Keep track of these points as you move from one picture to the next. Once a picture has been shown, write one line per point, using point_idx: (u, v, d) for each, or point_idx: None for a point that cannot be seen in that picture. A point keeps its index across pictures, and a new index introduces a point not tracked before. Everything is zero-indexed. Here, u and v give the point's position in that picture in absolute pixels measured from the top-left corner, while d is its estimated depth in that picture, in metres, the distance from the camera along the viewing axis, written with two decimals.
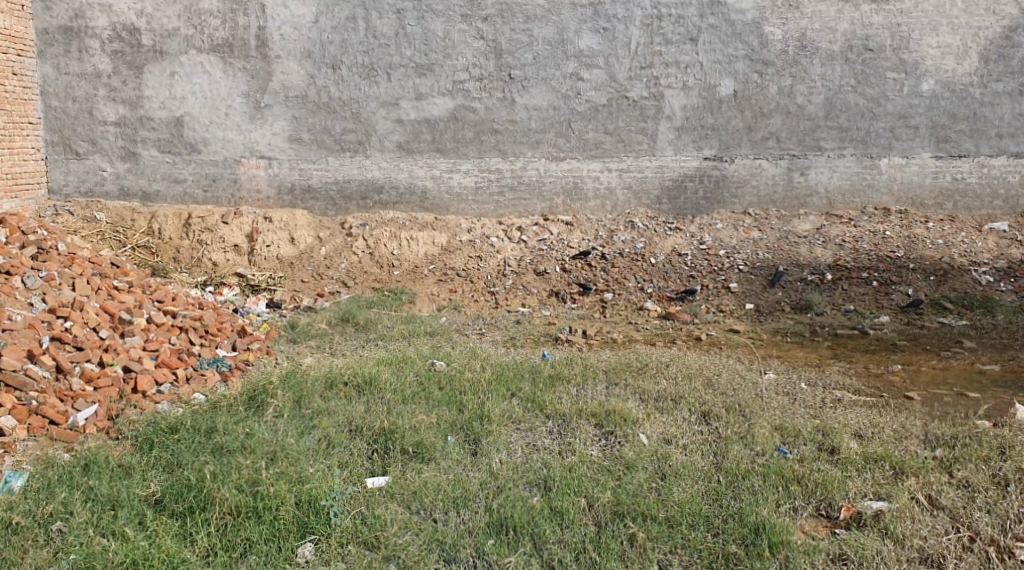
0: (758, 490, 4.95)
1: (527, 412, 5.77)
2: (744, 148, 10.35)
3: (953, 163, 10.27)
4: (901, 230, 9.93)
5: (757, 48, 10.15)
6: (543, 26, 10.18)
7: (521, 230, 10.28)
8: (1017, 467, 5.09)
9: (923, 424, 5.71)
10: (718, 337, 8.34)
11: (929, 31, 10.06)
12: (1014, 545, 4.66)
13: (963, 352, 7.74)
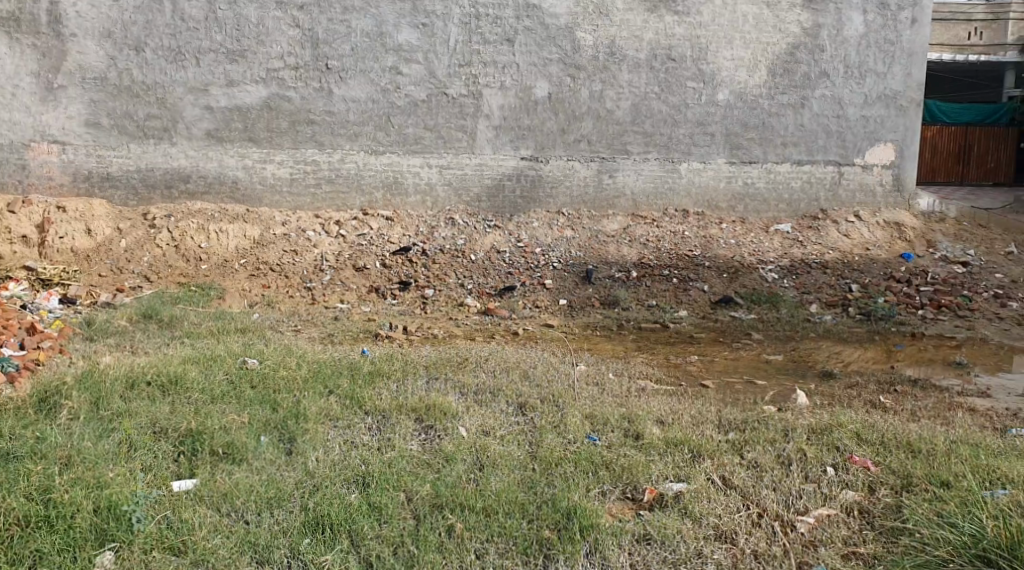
0: (569, 477, 4.90)
1: (345, 409, 5.66)
2: (558, 149, 10.57)
3: (744, 168, 10.88)
4: (699, 230, 10.48)
5: (570, 52, 10.40)
6: (360, 18, 10.07)
7: (340, 225, 10.10)
8: (799, 449, 5.16)
9: (718, 410, 5.95)
10: (533, 332, 8.49)
11: (725, 44, 10.64)
12: (797, 519, 4.61)
13: (753, 343, 8.22)
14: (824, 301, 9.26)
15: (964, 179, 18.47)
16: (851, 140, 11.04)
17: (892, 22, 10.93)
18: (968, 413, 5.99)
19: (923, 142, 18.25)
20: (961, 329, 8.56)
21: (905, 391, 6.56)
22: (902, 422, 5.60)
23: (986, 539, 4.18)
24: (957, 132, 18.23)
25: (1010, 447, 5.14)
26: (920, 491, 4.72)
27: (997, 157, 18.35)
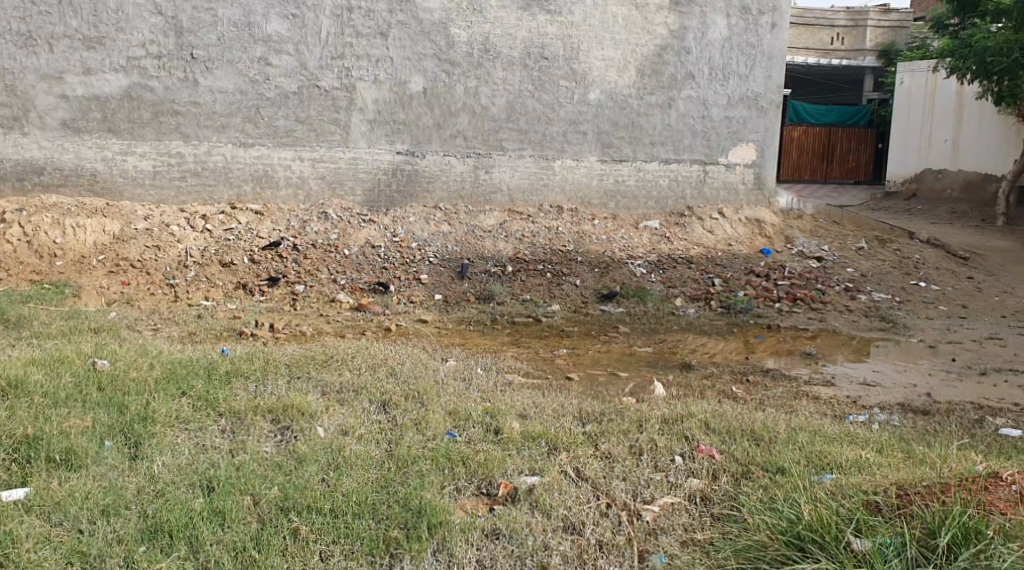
0: (424, 474, 4.91)
1: (198, 412, 5.53)
2: (434, 145, 10.54)
3: (615, 166, 11.08)
4: (572, 227, 10.62)
5: (444, 48, 10.39)
6: (227, 7, 9.81)
7: (206, 219, 9.83)
8: (650, 439, 5.33)
9: (580, 403, 6.06)
10: (407, 328, 8.46)
11: (595, 44, 10.83)
12: (643, 508, 4.73)
13: (620, 336, 8.39)
14: (688, 295, 9.53)
15: (827, 177, 19.35)
16: (715, 139, 11.40)
17: (754, 26, 11.36)
18: (813, 401, 6.29)
19: (790, 142, 19.02)
20: (813, 321, 8.96)
21: (757, 381, 6.84)
22: (751, 411, 5.83)
23: (801, 523, 4.24)
24: (821, 133, 19.07)
25: (845, 433, 5.42)
26: (757, 477, 4.90)
27: (857, 157, 19.34)
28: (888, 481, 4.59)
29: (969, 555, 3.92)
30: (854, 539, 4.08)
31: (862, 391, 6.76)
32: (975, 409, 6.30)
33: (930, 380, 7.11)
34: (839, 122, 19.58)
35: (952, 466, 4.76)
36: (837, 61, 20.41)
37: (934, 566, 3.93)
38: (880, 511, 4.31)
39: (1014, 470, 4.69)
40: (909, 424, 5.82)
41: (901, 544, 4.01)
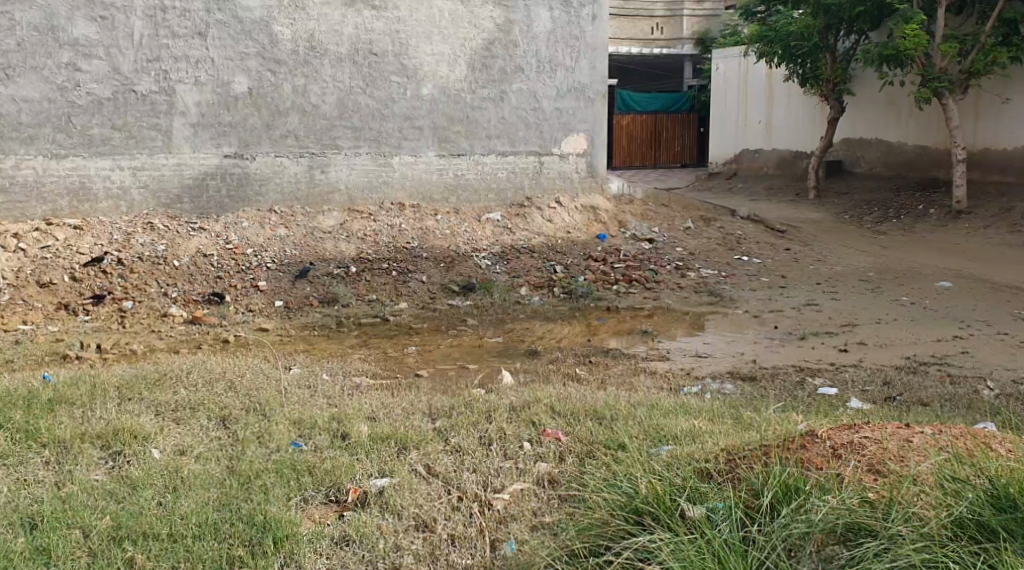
0: (269, 488, 4.75)
1: (17, 445, 5.16)
2: (264, 146, 10.21)
3: (453, 160, 11.06)
4: (415, 223, 10.52)
5: (268, 46, 10.10)
6: (26, 10, 9.21)
7: (19, 237, 9.08)
8: (498, 429, 5.35)
9: (429, 400, 6.01)
10: (247, 338, 8.17)
11: (424, 39, 10.77)
12: (493, 498, 4.72)
13: (468, 329, 8.38)
14: (532, 284, 9.61)
15: (657, 162, 20.00)
16: (547, 130, 11.55)
17: (576, 19, 11.59)
18: (651, 377, 6.48)
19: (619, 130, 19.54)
20: (649, 300, 9.22)
21: (600, 362, 6.98)
22: (595, 391, 5.95)
23: (638, 497, 4.23)
24: (648, 120, 19.69)
25: (679, 404, 5.60)
26: (601, 455, 4.96)
27: (682, 142, 20.12)
28: (717, 449, 4.74)
29: (790, 511, 3.95)
30: (687, 508, 4.11)
31: (695, 363, 7.01)
32: (797, 371, 6.65)
33: (757, 348, 7.44)
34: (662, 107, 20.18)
35: (777, 428, 4.96)
36: (658, 50, 21.10)
37: (759, 525, 3.96)
38: (710, 475, 4.41)
39: (832, 425, 4.94)
40: (742, 392, 6.06)
41: (729, 507, 4.05)
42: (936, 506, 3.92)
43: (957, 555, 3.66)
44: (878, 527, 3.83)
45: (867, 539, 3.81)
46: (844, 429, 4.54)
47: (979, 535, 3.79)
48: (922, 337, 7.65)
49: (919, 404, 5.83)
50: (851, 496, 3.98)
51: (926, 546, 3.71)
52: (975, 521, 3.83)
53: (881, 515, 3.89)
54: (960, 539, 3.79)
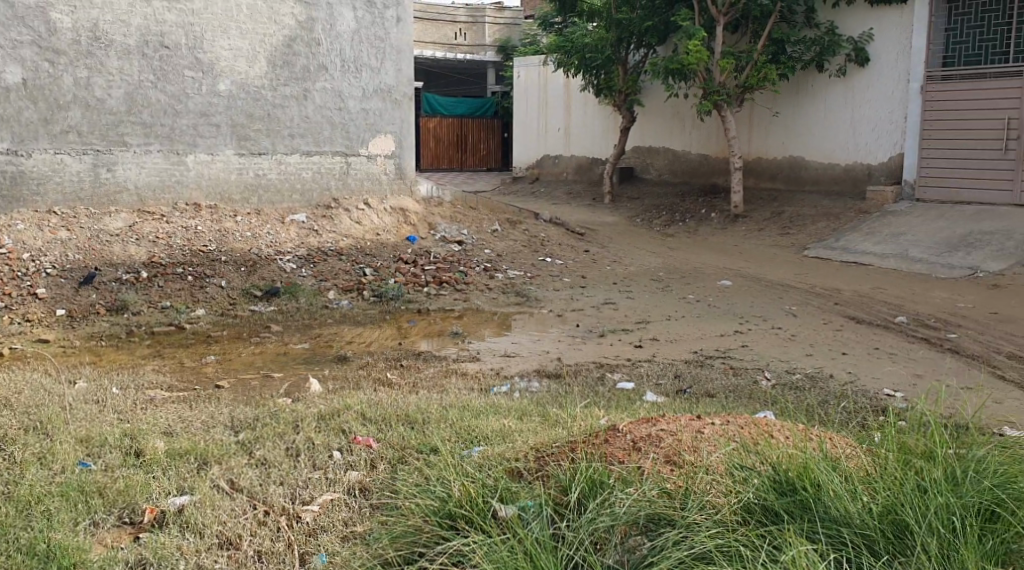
0: (52, 513, 4.34)
1: None
2: (41, 142, 9.42)
3: (253, 160, 10.63)
4: (212, 225, 10.02)
5: (45, 35, 9.34)
6: None
7: None
8: (306, 439, 5.14)
9: (231, 411, 5.70)
10: (25, 351, 7.51)
11: (220, 34, 10.30)
12: (302, 510, 4.49)
13: (272, 335, 8.04)
14: (340, 287, 9.37)
15: (463, 166, 20.21)
16: (353, 131, 11.31)
17: (379, 20, 11.43)
18: (461, 378, 6.43)
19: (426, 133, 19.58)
20: (458, 301, 9.19)
21: (410, 364, 6.87)
22: (405, 395, 5.84)
23: (451, 501, 4.11)
24: (453, 124, 19.88)
25: (489, 405, 5.57)
26: (412, 460, 4.83)
27: (487, 145, 20.48)
28: (527, 447, 4.63)
29: (595, 506, 3.87)
30: (499, 508, 4.01)
31: (504, 362, 7.03)
32: (597, 367, 6.80)
33: (560, 346, 7.55)
34: (470, 111, 20.33)
35: (581, 423, 4.97)
36: (463, 54, 21.21)
37: (567, 521, 3.88)
38: (521, 475, 4.33)
39: (631, 418, 5.03)
40: (549, 389, 6.12)
41: (539, 505, 3.96)
42: (725, 493, 3.90)
43: (747, 538, 3.63)
44: (677, 516, 3.78)
45: (666, 528, 3.75)
46: (643, 422, 4.52)
47: (766, 518, 3.79)
48: (707, 332, 8.00)
49: (707, 395, 6.07)
50: (651, 488, 3.93)
51: (719, 532, 3.67)
52: (762, 506, 3.82)
53: (680, 504, 3.86)
54: (748, 524, 3.77)
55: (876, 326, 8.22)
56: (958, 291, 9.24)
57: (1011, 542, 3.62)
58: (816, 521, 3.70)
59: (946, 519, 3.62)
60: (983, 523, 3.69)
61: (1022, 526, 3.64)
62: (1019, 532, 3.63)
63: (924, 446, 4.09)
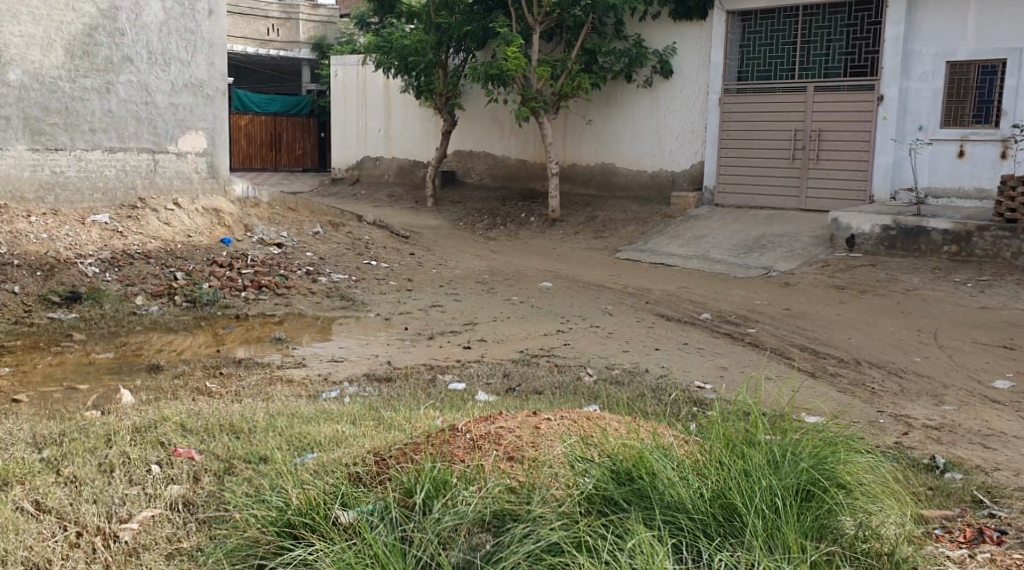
0: None
1: None
2: None
3: (50, 155, 9.86)
4: (2, 225, 9.20)
5: None
6: None
7: None
8: (121, 453, 4.80)
9: (33, 427, 5.24)
10: None
11: (9, 19, 9.48)
12: (119, 528, 4.17)
13: (75, 344, 7.48)
14: (148, 293, 8.85)
15: (278, 165, 19.82)
16: (162, 126, 10.72)
17: (190, 11, 10.90)
18: (286, 385, 6.21)
19: (239, 131, 19.06)
20: (279, 306, 8.89)
21: (230, 372, 6.57)
22: (227, 405, 5.57)
23: (289, 509, 3.97)
24: (267, 122, 19.46)
25: (320, 411, 5.41)
26: (240, 471, 4.62)
27: (303, 145, 20.15)
28: (364, 451, 4.53)
29: (441, 506, 3.84)
30: (341, 513, 3.92)
31: (330, 367, 6.86)
32: (427, 369, 6.75)
33: (388, 350, 7.44)
34: (285, 109, 19.89)
35: (417, 425, 4.90)
36: (275, 51, 20.54)
37: (414, 522, 3.83)
38: (360, 480, 4.21)
39: (468, 418, 5.02)
40: (378, 393, 6.02)
41: (382, 509, 3.89)
42: (567, 485, 3.93)
43: (590, 526, 3.67)
44: (521, 511, 3.80)
45: (511, 524, 3.76)
46: (482, 421, 4.52)
47: (605, 508, 3.83)
48: (530, 332, 8.12)
49: (535, 393, 6.16)
50: (494, 485, 3.94)
51: (565, 524, 3.70)
52: (602, 496, 3.86)
53: (525, 499, 3.87)
54: (590, 514, 3.80)
55: (685, 322, 8.62)
56: (755, 290, 9.83)
57: (823, 517, 3.77)
58: (653, 507, 3.77)
59: (769, 500, 3.74)
60: (801, 502, 3.84)
61: (833, 503, 3.81)
62: (830, 507, 3.80)
63: (744, 433, 4.15)
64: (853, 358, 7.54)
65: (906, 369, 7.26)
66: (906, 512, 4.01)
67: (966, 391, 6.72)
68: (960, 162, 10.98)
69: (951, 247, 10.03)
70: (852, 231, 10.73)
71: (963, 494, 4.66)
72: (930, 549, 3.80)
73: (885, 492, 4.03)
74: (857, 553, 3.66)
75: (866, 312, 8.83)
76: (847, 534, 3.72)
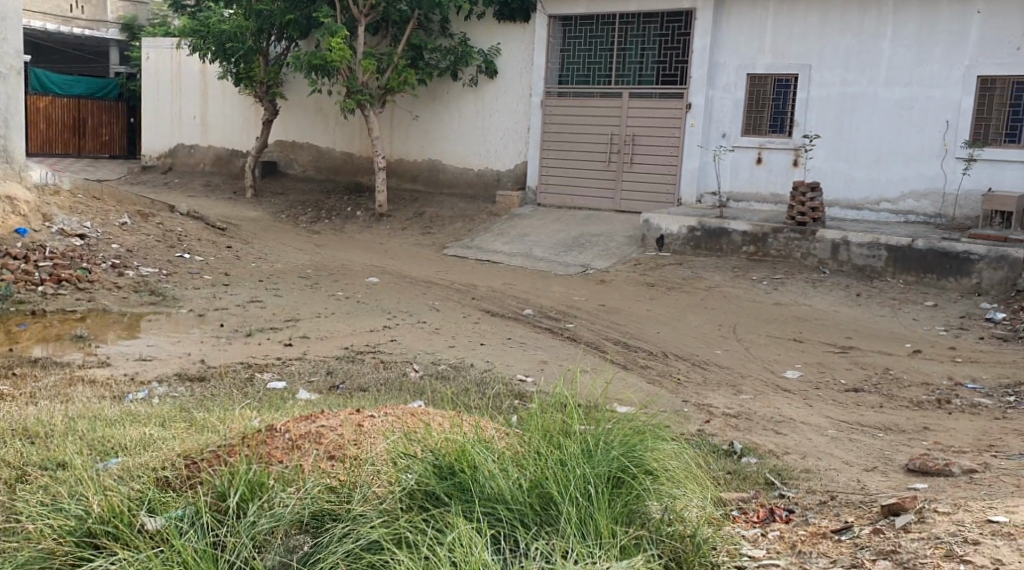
0: None
1: None
2: None
3: None
4: None
5: None
6: None
7: None
8: None
9: None
10: None
11: None
12: None
13: None
14: None
15: (82, 151, 18.64)
16: None
17: None
18: (88, 386, 5.83)
19: (37, 113, 17.79)
20: (81, 302, 8.34)
21: (25, 373, 6.11)
22: (21, 408, 5.17)
23: (90, 518, 3.71)
24: (70, 105, 18.27)
25: (124, 413, 5.10)
26: (34, 478, 4.28)
27: (111, 130, 19.07)
28: (174, 454, 4.30)
29: (257, 508, 3.71)
30: (147, 520, 3.70)
31: (137, 367, 6.49)
32: (244, 368, 6.50)
33: (202, 347, 7.13)
34: (90, 91, 18.75)
35: (231, 425, 4.69)
36: (80, 31, 19.30)
37: (226, 526, 3.67)
38: (170, 485, 4.01)
39: (287, 417, 4.87)
40: (189, 394, 5.75)
41: (193, 514, 3.70)
42: (389, 481, 3.85)
43: (411, 522, 3.61)
44: (342, 510, 3.72)
45: (331, 524, 3.67)
46: (302, 420, 4.42)
47: (426, 503, 3.78)
48: (354, 328, 7.99)
49: (358, 391, 6.05)
50: (313, 485, 3.83)
51: (385, 521, 3.64)
52: (423, 491, 3.80)
53: (345, 498, 3.79)
54: (411, 510, 3.74)
55: (508, 318, 8.71)
56: (575, 287, 10.05)
57: (633, 503, 3.83)
58: (474, 500, 3.74)
59: (583, 487, 3.76)
60: (612, 489, 3.87)
61: (642, 488, 3.87)
62: (639, 493, 3.85)
63: (561, 423, 4.18)
64: (661, 351, 7.82)
65: (709, 361, 7.62)
66: (706, 493, 4.14)
67: (761, 381, 7.12)
68: (758, 169, 11.63)
69: (750, 247, 10.61)
70: (663, 231, 11.15)
71: (757, 477, 5.00)
72: (725, 529, 3.99)
73: (689, 476, 4.08)
74: (662, 536, 3.76)
75: (676, 308, 9.20)
76: (655, 518, 3.80)
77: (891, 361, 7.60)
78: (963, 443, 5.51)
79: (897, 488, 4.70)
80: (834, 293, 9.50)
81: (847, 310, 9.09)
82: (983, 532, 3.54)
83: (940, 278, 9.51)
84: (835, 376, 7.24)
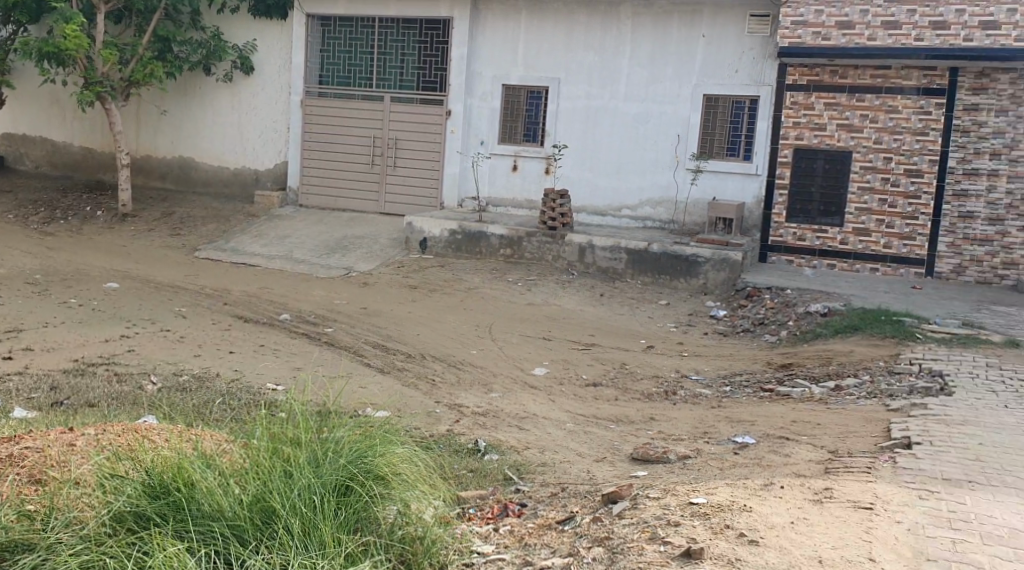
0: None
1: None
2: None
3: None
4: None
5: None
6: None
7: None
8: None
9: None
10: None
11: None
12: None
13: None
14: None
15: None
16: None
17: None
18: None
19: None
20: None
21: None
22: None
23: None
24: None
25: None
26: None
27: None
28: None
29: None
30: None
31: None
32: None
33: None
34: None
35: None
36: None
37: None
38: None
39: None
40: None
41: None
42: (94, 506, 3.71)
43: (113, 549, 3.50)
44: (36, 539, 3.60)
45: (24, 555, 3.56)
46: (6, 442, 4.26)
47: (135, 525, 3.67)
48: (87, 338, 7.52)
49: (85, 407, 5.74)
50: (7, 513, 3.69)
51: (82, 549, 3.52)
52: (133, 513, 3.68)
53: (40, 525, 3.66)
54: (117, 535, 3.62)
55: (262, 323, 8.51)
56: (333, 289, 9.97)
57: (362, 511, 3.87)
58: (188, 519, 3.65)
59: (307, 497, 3.75)
60: (339, 498, 3.89)
61: (370, 495, 3.90)
62: (368, 500, 3.89)
63: (292, 433, 4.12)
64: (418, 353, 7.92)
65: (463, 361, 7.79)
66: (439, 494, 4.25)
67: (509, 379, 7.37)
68: (514, 176, 12.04)
69: (507, 250, 10.94)
70: (425, 234, 11.28)
71: (496, 473, 5.19)
72: (456, 528, 4.13)
73: (421, 478, 4.14)
74: (393, 541, 3.83)
75: (432, 309, 9.34)
76: (387, 523, 3.86)
77: (627, 357, 8.09)
78: (682, 431, 5.96)
79: (620, 476, 5.02)
80: (579, 293, 9.98)
81: (591, 309, 9.57)
82: (683, 513, 3.82)
83: (673, 279, 10.22)
84: (578, 372, 7.61)
